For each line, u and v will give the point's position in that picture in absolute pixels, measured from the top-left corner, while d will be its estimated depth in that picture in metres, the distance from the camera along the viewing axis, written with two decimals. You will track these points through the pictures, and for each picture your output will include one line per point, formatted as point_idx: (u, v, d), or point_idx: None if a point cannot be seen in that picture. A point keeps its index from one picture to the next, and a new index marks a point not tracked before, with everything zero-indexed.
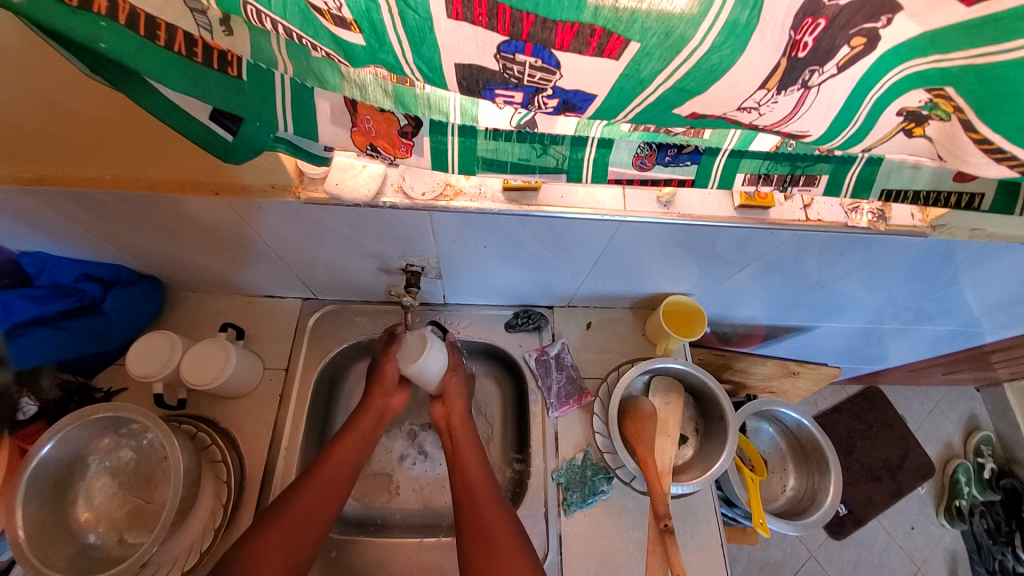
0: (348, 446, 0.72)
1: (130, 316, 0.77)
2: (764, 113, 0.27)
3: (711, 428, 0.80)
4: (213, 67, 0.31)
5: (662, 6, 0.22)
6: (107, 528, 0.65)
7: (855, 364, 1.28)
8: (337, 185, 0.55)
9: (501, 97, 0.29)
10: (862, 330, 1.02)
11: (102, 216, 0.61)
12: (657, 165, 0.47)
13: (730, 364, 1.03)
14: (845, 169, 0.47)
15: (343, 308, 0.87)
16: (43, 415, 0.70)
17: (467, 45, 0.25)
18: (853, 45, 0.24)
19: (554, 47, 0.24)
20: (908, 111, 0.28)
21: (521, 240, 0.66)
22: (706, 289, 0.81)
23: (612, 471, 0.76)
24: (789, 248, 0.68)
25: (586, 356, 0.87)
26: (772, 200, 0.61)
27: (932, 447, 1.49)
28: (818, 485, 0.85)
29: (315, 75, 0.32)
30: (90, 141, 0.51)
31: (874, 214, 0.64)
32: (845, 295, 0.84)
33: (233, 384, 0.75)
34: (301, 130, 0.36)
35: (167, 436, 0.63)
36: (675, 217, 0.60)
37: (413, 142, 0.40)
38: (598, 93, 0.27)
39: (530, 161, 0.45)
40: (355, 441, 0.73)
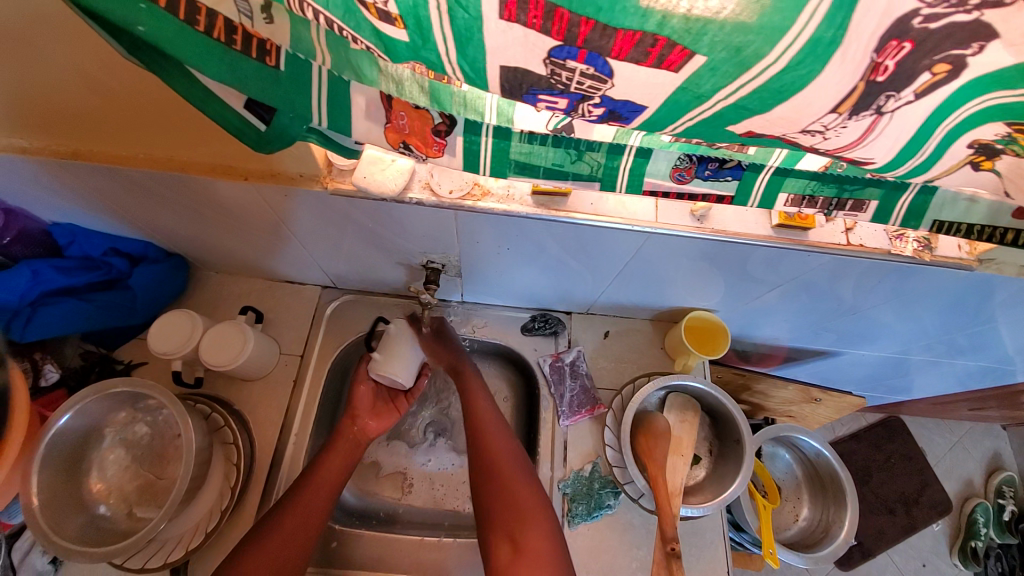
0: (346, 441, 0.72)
1: (155, 293, 0.78)
2: (829, 138, 0.25)
3: (726, 450, 0.78)
4: (252, 56, 0.30)
5: (739, 19, 0.20)
6: (118, 501, 0.66)
7: (879, 393, 1.23)
8: (365, 178, 0.54)
9: (544, 102, 0.27)
10: (890, 359, 0.98)
11: (133, 194, 0.62)
12: (696, 178, 0.45)
13: (750, 385, 1.00)
14: (896, 196, 0.44)
15: (361, 299, 0.87)
16: (64, 384, 0.72)
17: (515, 48, 0.23)
18: (935, 72, 0.22)
19: (610, 55, 0.22)
20: (980, 144, 0.26)
21: (546, 245, 0.65)
22: (731, 307, 0.79)
23: (620, 486, 0.75)
24: (824, 272, 0.65)
25: (602, 365, 0.85)
26: (812, 221, 0.58)
27: (952, 484, 1.43)
28: (834, 519, 0.83)
29: (352, 68, 0.30)
30: (125, 119, 0.51)
31: (920, 243, 0.61)
32: (875, 323, 0.81)
33: (249, 367, 0.76)
34: (335, 125, 0.36)
35: (181, 414, 0.64)
36: (708, 232, 0.58)
37: (446, 141, 0.39)
38: (649, 105, 0.25)
39: (564, 167, 0.43)
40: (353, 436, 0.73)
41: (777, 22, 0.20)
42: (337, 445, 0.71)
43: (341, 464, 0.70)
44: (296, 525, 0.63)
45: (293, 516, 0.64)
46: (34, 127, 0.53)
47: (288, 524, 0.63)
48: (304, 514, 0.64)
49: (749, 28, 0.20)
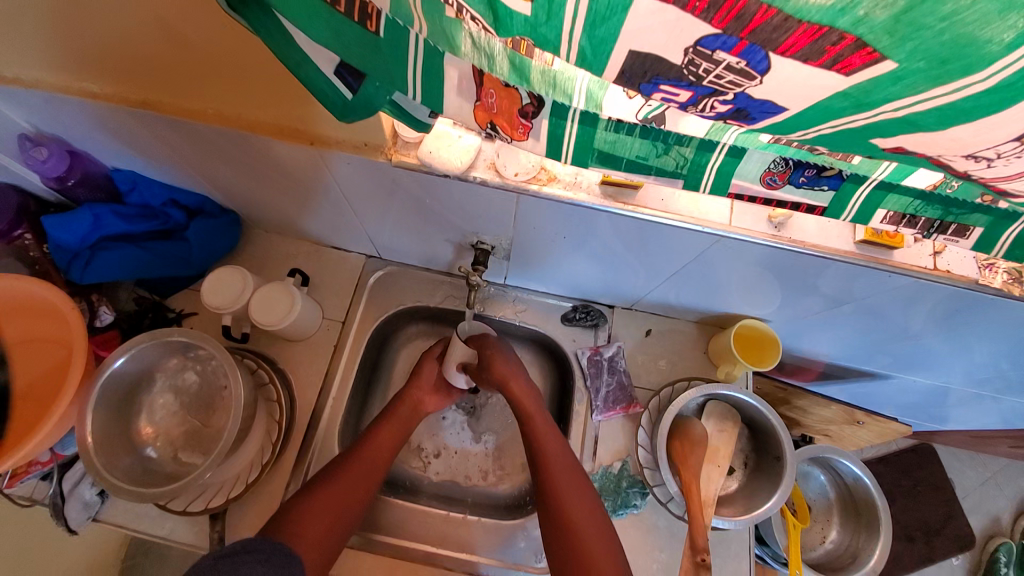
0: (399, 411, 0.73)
1: (209, 247, 0.79)
2: (993, 165, 0.22)
3: (764, 465, 0.76)
4: (354, 19, 0.28)
5: (960, 30, 0.17)
6: (164, 444, 0.69)
7: (920, 420, 1.18)
8: (430, 154, 0.53)
9: (662, 93, 0.25)
10: (942, 389, 0.93)
11: (195, 147, 0.62)
12: (788, 184, 0.42)
13: (789, 399, 0.97)
14: (1005, 225, 0.40)
15: (404, 271, 0.87)
16: (116, 325, 0.76)
17: (657, 33, 0.21)
18: None
19: (777, 49, 0.19)
20: None
21: (604, 237, 0.62)
22: (786, 318, 0.75)
23: (649, 487, 0.74)
24: (900, 295, 0.61)
25: (641, 363, 0.83)
26: (901, 240, 0.54)
27: (980, 520, 1.38)
28: (864, 546, 0.80)
29: (446, 39, 0.29)
30: (196, 71, 0.51)
31: (1011, 275, 0.55)
32: (937, 352, 0.76)
33: (294, 329, 0.77)
34: (428, 100, 0.35)
35: (230, 368, 0.66)
36: (785, 242, 0.54)
37: (531, 123, 0.37)
38: (790, 107, 0.22)
39: (648, 160, 0.41)
40: (407, 409, 0.73)
41: (1004, 35, 0.17)
42: (395, 414, 0.72)
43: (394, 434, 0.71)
44: (355, 483, 0.64)
45: (346, 478, 0.64)
46: (107, 72, 0.53)
47: (342, 482, 0.64)
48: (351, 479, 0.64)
49: (973, 40, 0.18)
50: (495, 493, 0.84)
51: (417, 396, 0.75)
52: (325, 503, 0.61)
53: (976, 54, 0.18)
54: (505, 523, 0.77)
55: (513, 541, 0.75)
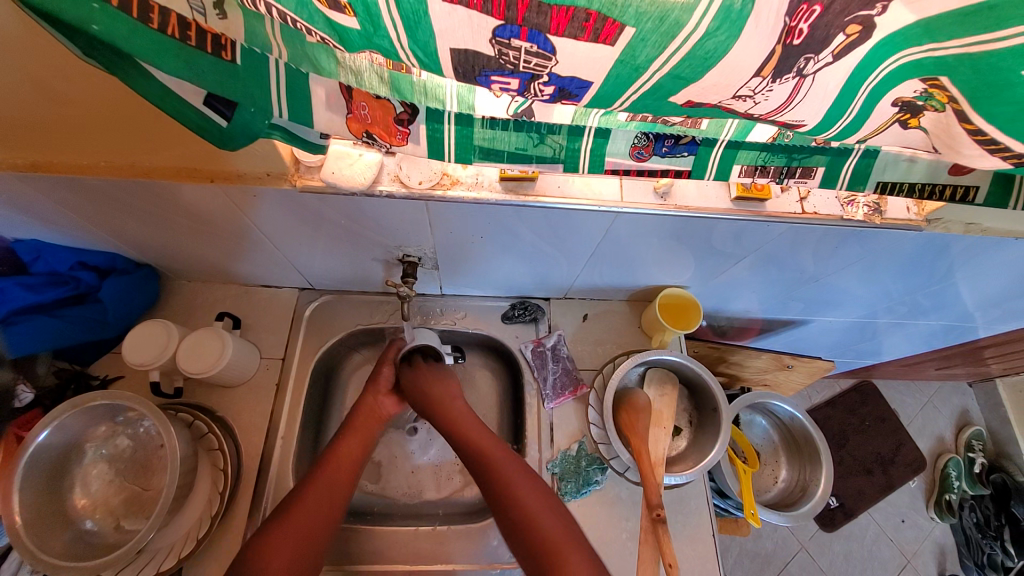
0: (363, 421, 0.72)
1: (127, 304, 0.77)
2: (758, 101, 0.27)
3: (705, 422, 0.81)
4: (207, 51, 0.31)
5: None
6: (104, 515, 0.66)
7: (850, 358, 1.29)
8: (334, 174, 0.55)
9: (497, 83, 0.28)
10: (856, 324, 1.03)
11: (98, 205, 0.61)
12: (654, 155, 0.47)
13: (726, 358, 1.03)
14: (842, 160, 0.46)
15: (340, 298, 0.88)
16: (39, 403, 0.71)
17: (463, 30, 0.24)
18: (848, 33, 0.24)
19: (550, 32, 0.24)
20: (903, 101, 0.29)
21: (518, 232, 0.66)
22: (702, 282, 0.81)
23: (607, 462, 0.78)
24: (785, 241, 0.68)
25: (582, 348, 0.87)
26: (769, 192, 0.61)
27: (924, 441, 1.50)
28: (811, 478, 0.86)
29: (310, 60, 0.31)
30: (84, 126, 0.51)
31: (870, 206, 0.64)
32: (839, 289, 0.85)
33: (230, 373, 0.75)
34: (297, 118, 0.37)
35: (163, 423, 0.63)
36: (671, 208, 0.60)
37: (409, 129, 0.41)
38: (594, 80, 0.27)
39: (527, 151, 0.44)
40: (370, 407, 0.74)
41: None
42: (355, 424, 0.72)
43: (360, 445, 0.70)
44: (317, 500, 0.62)
45: (313, 492, 0.63)
46: None
47: (312, 498, 0.62)
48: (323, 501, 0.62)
49: (669, 1, 0.22)
50: (465, 500, 0.84)
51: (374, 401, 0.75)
52: (293, 526, 0.59)
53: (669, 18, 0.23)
54: (475, 526, 0.77)
55: (488, 540, 0.76)
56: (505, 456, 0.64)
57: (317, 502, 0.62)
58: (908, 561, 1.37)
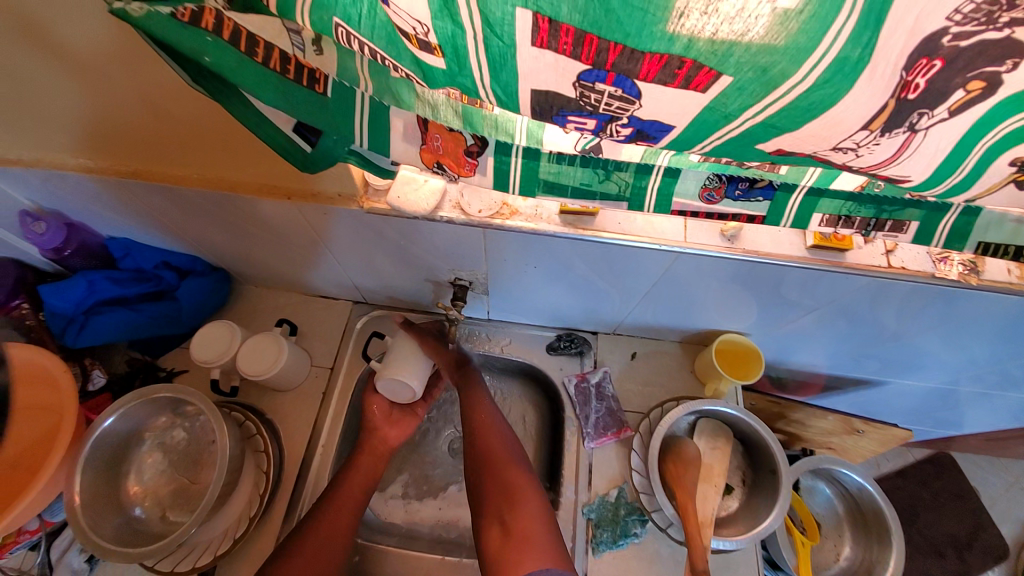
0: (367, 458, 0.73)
1: (199, 304, 0.82)
2: (861, 155, 0.25)
3: (760, 482, 0.75)
4: (303, 84, 0.33)
5: (762, 41, 0.20)
6: (152, 504, 0.69)
7: (929, 426, 1.15)
8: (399, 198, 0.57)
9: (573, 123, 0.28)
10: (940, 390, 0.92)
11: (185, 212, 0.66)
12: (725, 199, 0.45)
13: (785, 413, 0.95)
14: (938, 217, 0.41)
15: (388, 314, 0.89)
16: (109, 388, 0.77)
17: (546, 73, 0.24)
18: (969, 90, 0.22)
19: (638, 77, 0.23)
20: (1023, 161, 0.25)
21: (573, 265, 0.65)
22: (764, 330, 0.76)
23: (648, 514, 0.73)
24: (863, 296, 0.62)
25: (629, 387, 0.84)
26: (850, 243, 0.57)
27: (1016, 531, 1.30)
28: (879, 559, 0.77)
29: (393, 95, 0.33)
30: (182, 141, 0.56)
31: (965, 266, 0.58)
32: (921, 351, 0.77)
33: (283, 378, 0.78)
34: (375, 146, 0.38)
35: (219, 421, 0.66)
36: (739, 252, 0.57)
37: (477, 161, 0.41)
38: (676, 125, 0.26)
39: (591, 187, 0.44)
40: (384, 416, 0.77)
41: (805, 40, 0.20)
42: (359, 461, 0.72)
43: (362, 481, 0.71)
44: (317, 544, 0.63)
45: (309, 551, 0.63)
46: (103, 150, 0.59)
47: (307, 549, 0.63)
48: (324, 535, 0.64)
49: (773, 50, 0.21)
50: None
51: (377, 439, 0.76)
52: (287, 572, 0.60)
53: (772, 73, 0.21)
54: None
55: None
56: (532, 502, 0.67)
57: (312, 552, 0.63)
58: None
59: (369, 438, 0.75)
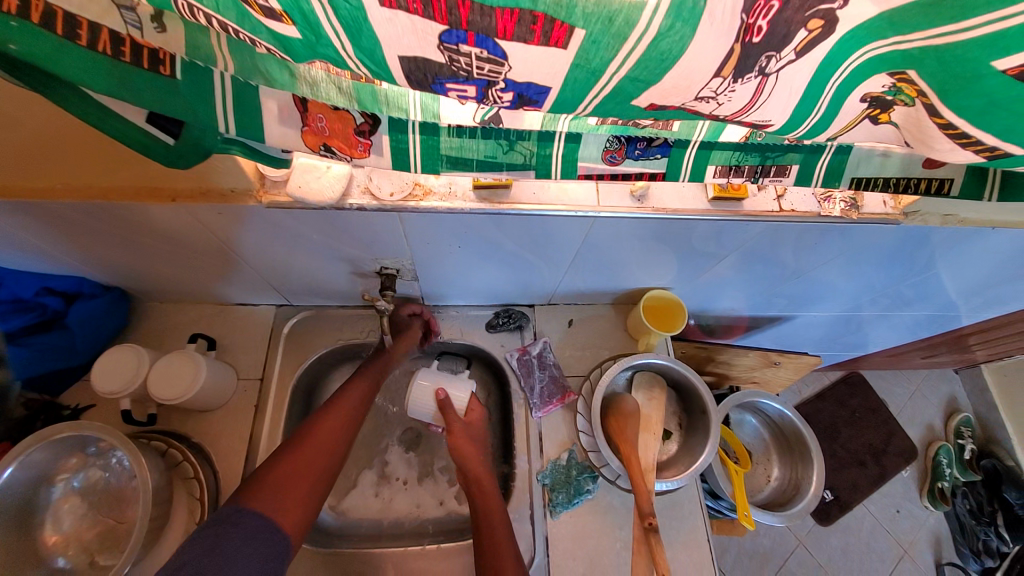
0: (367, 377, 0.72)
1: (95, 331, 0.74)
2: (722, 102, 0.26)
3: (694, 424, 0.81)
4: (144, 67, 0.29)
5: None
6: (77, 551, 0.63)
7: (838, 351, 1.29)
8: (300, 188, 0.53)
9: (453, 91, 0.27)
10: (843, 317, 1.03)
11: (58, 228, 0.58)
12: (627, 159, 0.46)
13: (715, 357, 1.03)
14: (815, 159, 0.45)
15: (320, 312, 0.86)
16: (7, 437, 0.67)
17: (407, 37, 0.23)
18: (810, 29, 0.23)
19: (498, 35, 0.22)
20: (872, 96, 0.28)
21: (498, 240, 0.65)
22: (686, 282, 0.81)
23: (597, 470, 0.76)
24: (767, 239, 0.68)
25: (570, 353, 0.86)
26: (746, 191, 0.61)
27: (915, 430, 1.50)
28: (802, 475, 0.86)
29: (262, 74, 0.30)
30: (33, 148, 0.49)
31: (846, 202, 0.64)
32: (823, 284, 0.85)
33: (205, 397, 0.73)
34: (245, 132, 0.35)
35: (134, 453, 0.61)
36: (649, 211, 0.59)
37: (371, 140, 0.39)
38: (552, 85, 0.26)
39: (497, 158, 0.43)
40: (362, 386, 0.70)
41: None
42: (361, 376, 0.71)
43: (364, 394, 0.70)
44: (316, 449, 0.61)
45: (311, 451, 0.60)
46: None
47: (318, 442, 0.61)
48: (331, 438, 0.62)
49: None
50: (457, 515, 0.82)
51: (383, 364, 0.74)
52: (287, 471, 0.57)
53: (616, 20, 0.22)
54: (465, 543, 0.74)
55: None
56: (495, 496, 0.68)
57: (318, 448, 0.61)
58: (906, 551, 1.36)
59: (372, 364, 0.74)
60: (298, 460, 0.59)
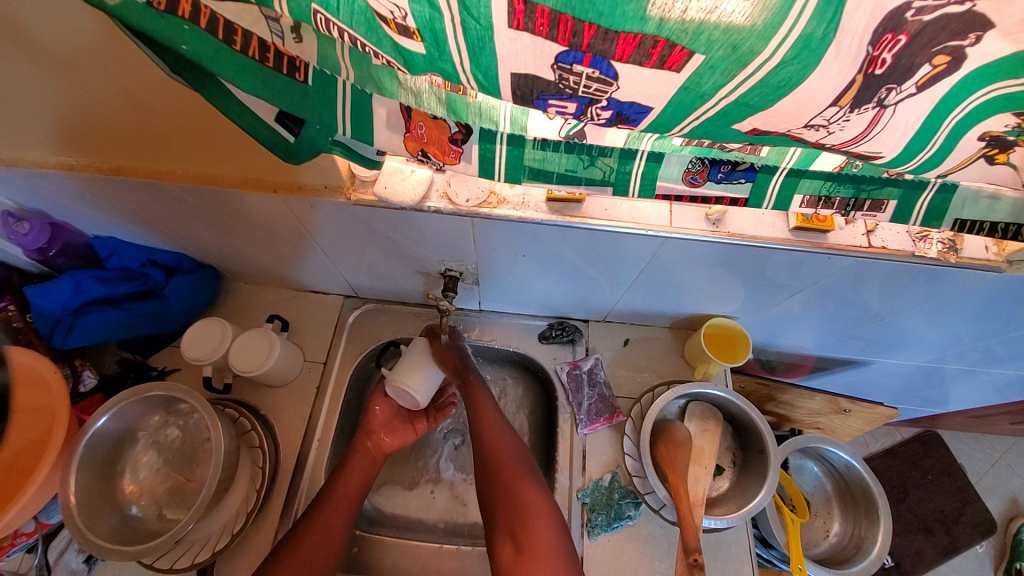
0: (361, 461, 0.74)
1: (189, 302, 0.81)
2: (832, 132, 0.26)
3: (750, 463, 0.77)
4: (283, 72, 0.33)
5: (732, 19, 0.21)
6: (149, 502, 0.69)
7: (914, 405, 1.18)
8: (386, 189, 0.57)
9: (553, 108, 0.28)
10: (923, 368, 0.94)
11: (171, 207, 0.65)
12: (709, 181, 0.45)
13: (775, 395, 0.97)
14: (915, 195, 0.42)
15: (383, 307, 0.90)
16: (100, 389, 0.77)
17: (525, 55, 0.25)
18: (934, 64, 0.22)
19: (614, 58, 0.24)
20: (991, 136, 0.26)
21: (562, 252, 0.65)
22: (751, 313, 0.77)
23: (641, 497, 0.74)
24: (847, 276, 0.64)
25: (621, 373, 0.85)
26: (831, 223, 0.58)
27: (999, 504, 1.33)
28: (867, 535, 0.79)
29: (374, 82, 0.33)
30: (163, 136, 0.55)
31: (944, 244, 0.59)
32: (903, 330, 0.78)
33: (275, 374, 0.78)
34: (358, 135, 0.39)
35: (212, 417, 0.66)
36: (724, 236, 0.58)
37: (462, 149, 0.41)
38: (655, 105, 0.26)
39: (577, 173, 0.44)
40: (326, 527, 0.65)
41: (775, 19, 0.21)
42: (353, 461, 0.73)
43: (363, 471, 0.73)
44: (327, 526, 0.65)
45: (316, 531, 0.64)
46: (85, 147, 0.58)
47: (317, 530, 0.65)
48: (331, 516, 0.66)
49: (740, 30, 0.22)
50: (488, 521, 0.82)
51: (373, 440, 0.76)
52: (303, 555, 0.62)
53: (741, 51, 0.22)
54: None
55: None
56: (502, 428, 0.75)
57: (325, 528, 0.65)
58: None
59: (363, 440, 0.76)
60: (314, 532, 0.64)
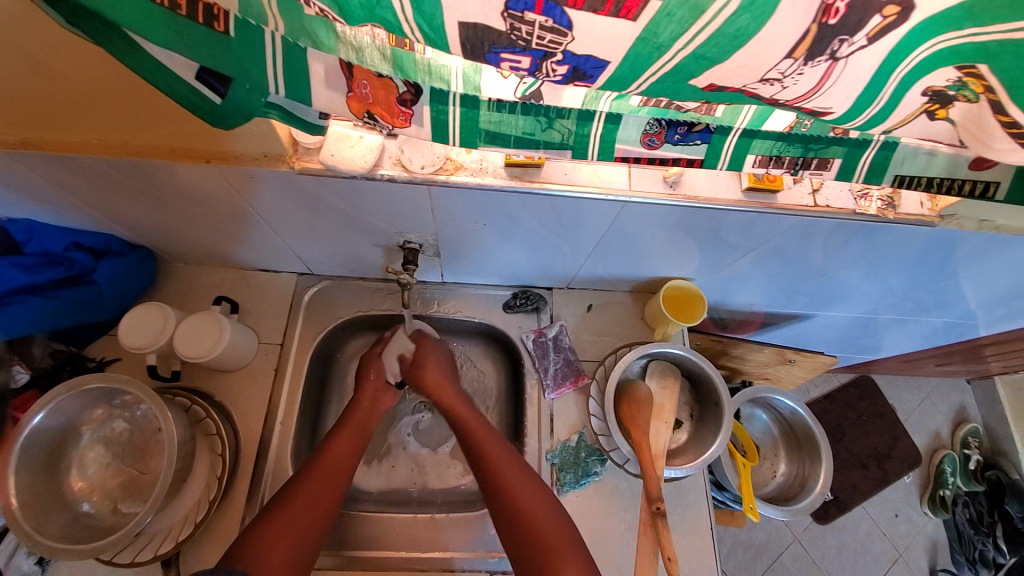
0: (360, 413, 0.73)
1: (122, 287, 0.75)
2: (787, 86, 0.26)
3: (706, 415, 0.81)
4: (198, 22, 0.29)
5: None
6: (101, 497, 0.65)
7: (851, 353, 1.28)
8: (333, 156, 0.54)
9: (507, 62, 0.27)
10: (860, 319, 1.02)
11: (93, 184, 0.59)
12: (666, 143, 0.44)
13: (727, 351, 1.02)
14: (859, 152, 0.44)
15: (341, 283, 0.86)
16: (35, 385, 0.69)
17: (472, 1, 0.23)
18: (885, 15, 0.22)
19: (568, 4, 0.22)
20: (933, 91, 0.27)
21: (523, 220, 0.64)
22: (707, 274, 0.80)
23: (606, 454, 0.77)
24: (796, 235, 0.66)
25: (585, 338, 0.86)
26: (780, 183, 0.60)
27: (922, 437, 1.49)
28: (810, 472, 0.86)
29: (308, 35, 0.29)
30: (73, 102, 0.49)
31: (883, 201, 0.62)
32: (844, 285, 0.83)
33: (228, 358, 0.74)
34: (294, 93, 0.35)
35: (160, 408, 0.62)
36: (681, 199, 0.59)
37: (412, 110, 0.39)
38: (611, 60, 0.25)
39: (534, 136, 0.42)
40: (324, 479, 0.64)
41: None
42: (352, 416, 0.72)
43: (358, 430, 0.71)
44: (323, 483, 0.63)
45: (303, 494, 0.62)
46: None
47: (314, 486, 0.63)
48: (333, 463, 0.66)
49: None
50: (462, 489, 0.84)
51: (375, 391, 0.76)
52: (292, 513, 0.60)
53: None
54: (472, 514, 0.76)
55: (486, 528, 0.75)
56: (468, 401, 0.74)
57: (319, 485, 0.63)
58: (901, 554, 1.37)
59: (362, 397, 0.74)
60: (308, 491, 0.62)
